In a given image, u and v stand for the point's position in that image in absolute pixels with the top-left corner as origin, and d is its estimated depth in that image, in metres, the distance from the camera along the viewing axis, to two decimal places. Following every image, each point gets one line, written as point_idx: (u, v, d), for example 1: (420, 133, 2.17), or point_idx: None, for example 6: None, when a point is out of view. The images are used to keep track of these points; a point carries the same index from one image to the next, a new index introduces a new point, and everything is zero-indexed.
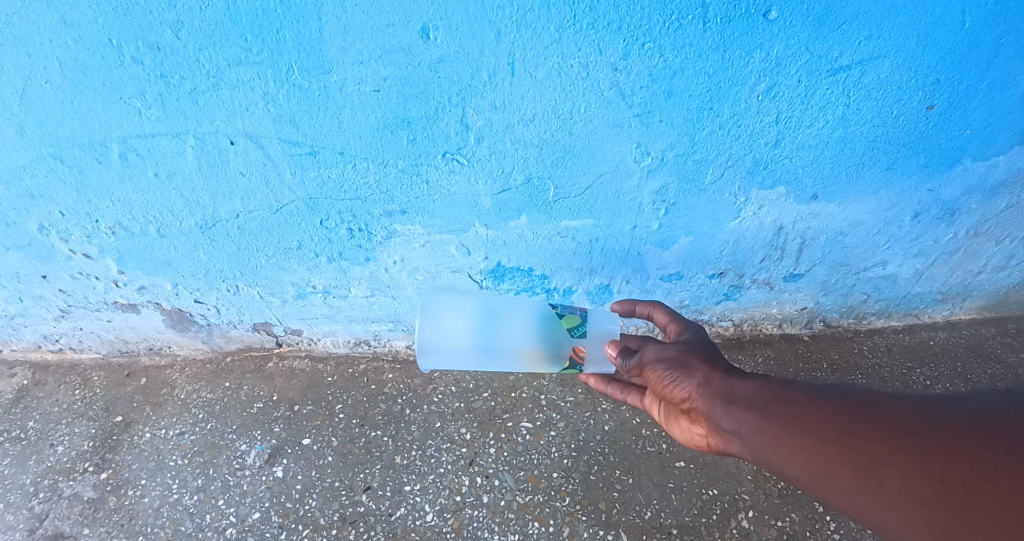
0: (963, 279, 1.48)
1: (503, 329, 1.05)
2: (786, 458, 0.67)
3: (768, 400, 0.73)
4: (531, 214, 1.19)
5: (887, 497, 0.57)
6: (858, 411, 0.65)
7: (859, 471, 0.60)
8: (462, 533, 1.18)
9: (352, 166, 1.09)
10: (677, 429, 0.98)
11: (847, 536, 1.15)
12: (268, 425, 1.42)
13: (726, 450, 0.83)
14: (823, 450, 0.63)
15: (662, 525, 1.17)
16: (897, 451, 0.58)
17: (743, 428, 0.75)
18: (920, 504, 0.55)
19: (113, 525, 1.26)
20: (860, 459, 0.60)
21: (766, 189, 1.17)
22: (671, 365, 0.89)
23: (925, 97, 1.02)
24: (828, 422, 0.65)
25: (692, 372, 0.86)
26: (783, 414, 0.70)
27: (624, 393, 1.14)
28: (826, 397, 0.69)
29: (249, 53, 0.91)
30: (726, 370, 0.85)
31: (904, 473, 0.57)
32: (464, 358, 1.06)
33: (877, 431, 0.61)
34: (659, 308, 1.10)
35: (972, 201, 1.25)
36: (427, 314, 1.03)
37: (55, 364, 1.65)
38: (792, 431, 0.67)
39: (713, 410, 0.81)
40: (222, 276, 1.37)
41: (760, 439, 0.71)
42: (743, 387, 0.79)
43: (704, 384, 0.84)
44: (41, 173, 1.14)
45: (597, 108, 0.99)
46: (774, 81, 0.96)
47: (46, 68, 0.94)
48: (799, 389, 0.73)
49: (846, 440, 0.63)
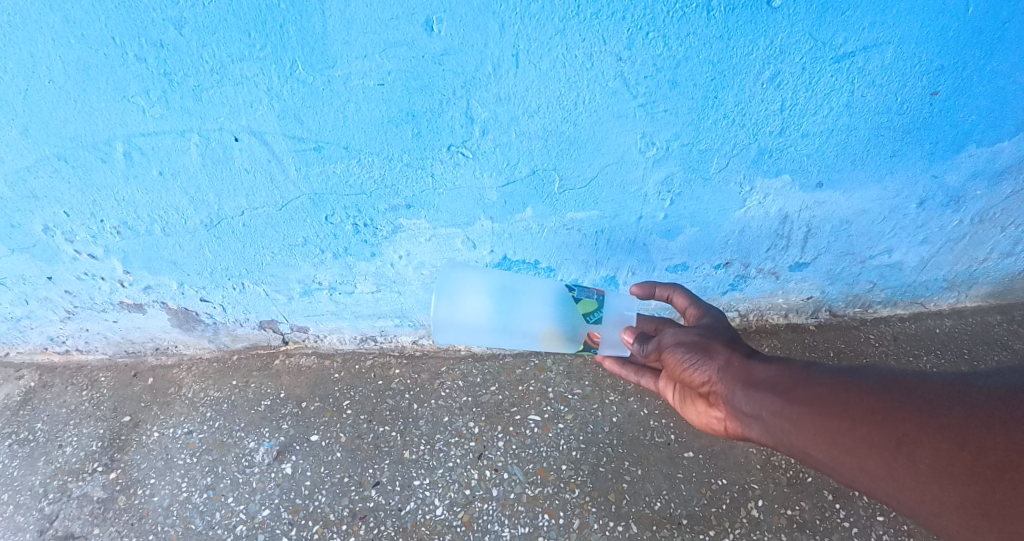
0: (969, 267, 1.48)
1: (520, 308, 1.05)
2: (811, 440, 0.73)
3: (789, 383, 0.79)
4: (536, 207, 1.19)
5: (916, 476, 0.64)
6: (877, 393, 0.72)
7: (889, 452, 0.67)
8: (472, 526, 1.18)
9: (357, 161, 1.09)
10: (692, 413, 1.00)
11: (857, 524, 1.15)
12: (276, 422, 1.42)
13: (744, 433, 0.88)
14: (852, 432, 0.70)
15: (672, 515, 1.17)
16: (923, 431, 0.65)
17: (766, 411, 0.80)
18: (950, 480, 0.62)
19: (123, 525, 1.26)
20: (887, 441, 0.67)
21: (771, 178, 1.17)
22: (691, 348, 0.94)
23: (929, 84, 1.02)
24: (851, 405, 0.71)
25: (711, 357, 0.91)
26: (808, 397, 0.76)
27: (639, 375, 1.17)
28: (847, 380, 0.76)
29: (253, 49, 0.91)
30: (744, 353, 0.90)
31: (933, 451, 0.64)
32: (479, 337, 1.07)
33: (902, 413, 0.68)
34: (680, 292, 1.13)
35: (978, 187, 1.25)
36: (443, 290, 1.04)
37: (62, 365, 1.65)
38: (818, 415, 0.73)
39: (733, 393, 0.86)
40: (227, 275, 1.37)
41: (785, 422, 0.77)
42: (763, 370, 0.84)
43: (723, 367, 0.89)
44: (46, 174, 1.14)
45: (602, 98, 0.99)
46: (778, 69, 0.95)
47: (50, 68, 0.94)
48: (820, 373, 0.79)
49: (871, 423, 0.69)
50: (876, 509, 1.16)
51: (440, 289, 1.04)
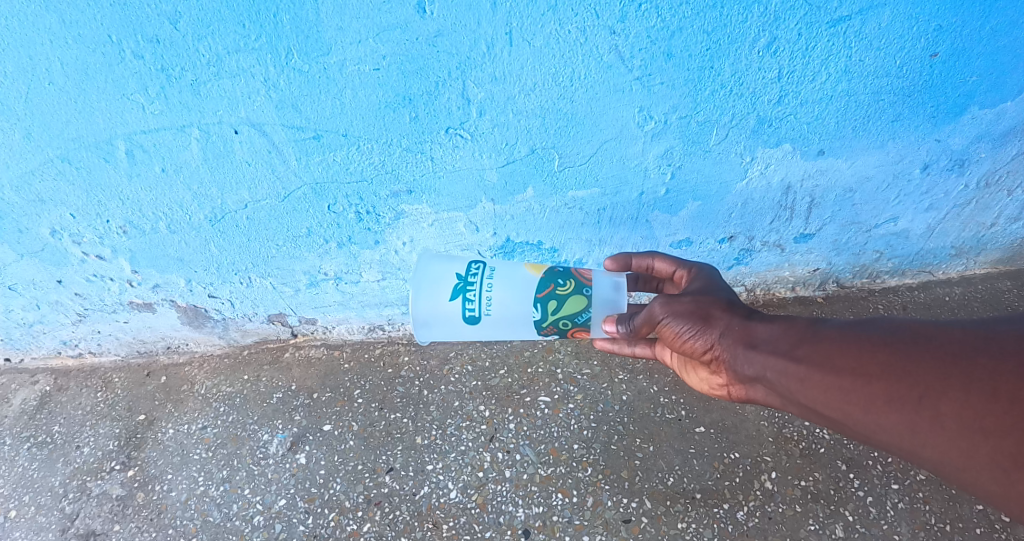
0: (976, 233, 1.47)
1: (502, 328, 1.01)
2: (822, 398, 0.69)
3: (795, 342, 0.74)
4: (537, 187, 1.19)
5: (941, 430, 0.58)
6: (895, 345, 0.66)
7: (909, 405, 0.60)
8: (486, 508, 1.19)
9: (356, 148, 1.09)
10: (694, 378, 0.99)
11: (872, 493, 1.15)
12: (288, 414, 1.43)
13: (749, 395, 0.85)
14: (866, 388, 0.64)
15: (685, 490, 1.17)
16: (947, 383, 0.59)
17: (772, 372, 0.76)
18: (980, 434, 0.55)
19: (143, 520, 1.28)
20: (908, 394, 0.61)
21: (771, 147, 1.16)
22: (688, 316, 0.86)
23: (928, 45, 1.00)
24: (866, 360, 0.66)
25: (710, 323, 0.84)
26: (816, 354, 0.71)
27: (633, 346, 1.08)
28: (859, 334, 0.70)
29: (247, 40, 0.91)
30: (745, 314, 0.83)
31: (960, 404, 0.57)
32: (466, 327, 1.02)
33: (921, 364, 0.62)
34: (659, 257, 1.07)
35: (982, 149, 1.23)
36: (423, 276, 1.03)
37: (76, 368, 1.67)
38: (828, 372, 0.68)
39: (736, 356, 0.81)
40: (234, 269, 1.38)
41: (792, 381, 0.72)
42: (766, 330, 0.79)
43: (723, 332, 0.83)
44: (50, 178, 1.15)
45: (598, 73, 0.99)
46: (774, 36, 0.95)
47: (48, 70, 0.95)
48: (830, 328, 0.73)
49: (889, 377, 0.63)
50: (891, 477, 1.16)
51: (421, 282, 1.01)
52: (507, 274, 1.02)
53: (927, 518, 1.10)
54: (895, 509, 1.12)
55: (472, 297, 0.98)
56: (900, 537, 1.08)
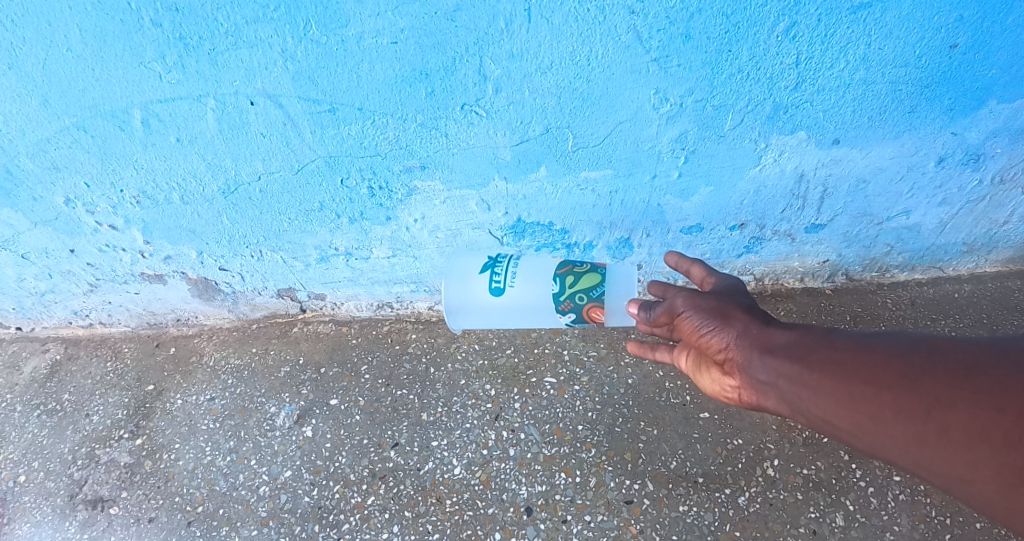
0: (989, 230, 1.46)
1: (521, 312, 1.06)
2: (830, 410, 0.64)
3: (808, 348, 0.69)
4: (550, 166, 1.19)
5: (953, 445, 0.52)
6: (912, 355, 0.60)
7: (918, 416, 0.55)
8: (490, 485, 1.20)
9: (371, 123, 1.09)
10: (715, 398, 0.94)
11: (873, 484, 1.15)
12: (296, 388, 1.45)
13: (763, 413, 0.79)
14: (875, 398, 0.59)
15: (687, 474, 1.18)
16: (960, 395, 0.54)
17: (782, 380, 0.71)
18: (996, 449, 0.49)
19: (150, 488, 1.30)
20: (918, 404, 0.56)
21: (787, 135, 1.15)
22: (705, 315, 0.83)
23: (948, 36, 1.00)
24: (879, 368, 0.61)
25: (727, 323, 0.81)
26: (828, 360, 0.66)
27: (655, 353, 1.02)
28: (877, 343, 0.64)
29: (266, 10, 0.91)
30: (764, 320, 0.79)
31: (974, 415, 0.52)
32: (489, 313, 1.10)
33: (938, 374, 0.56)
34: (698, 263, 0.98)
35: (999, 145, 1.22)
36: (456, 268, 1.12)
37: (86, 338, 1.69)
38: (838, 380, 0.63)
39: (749, 362, 0.76)
40: (245, 242, 1.39)
41: (802, 391, 0.67)
42: (783, 336, 0.74)
43: (738, 333, 0.79)
44: (66, 145, 1.16)
45: (615, 53, 0.98)
46: (793, 21, 0.94)
47: (67, 37, 0.96)
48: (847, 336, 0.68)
49: (900, 385, 0.58)
50: (893, 469, 1.17)
51: (451, 272, 1.11)
52: (531, 262, 1.08)
53: (926, 511, 1.10)
54: (895, 500, 1.12)
55: (498, 271, 1.06)
56: (899, 528, 1.09)
